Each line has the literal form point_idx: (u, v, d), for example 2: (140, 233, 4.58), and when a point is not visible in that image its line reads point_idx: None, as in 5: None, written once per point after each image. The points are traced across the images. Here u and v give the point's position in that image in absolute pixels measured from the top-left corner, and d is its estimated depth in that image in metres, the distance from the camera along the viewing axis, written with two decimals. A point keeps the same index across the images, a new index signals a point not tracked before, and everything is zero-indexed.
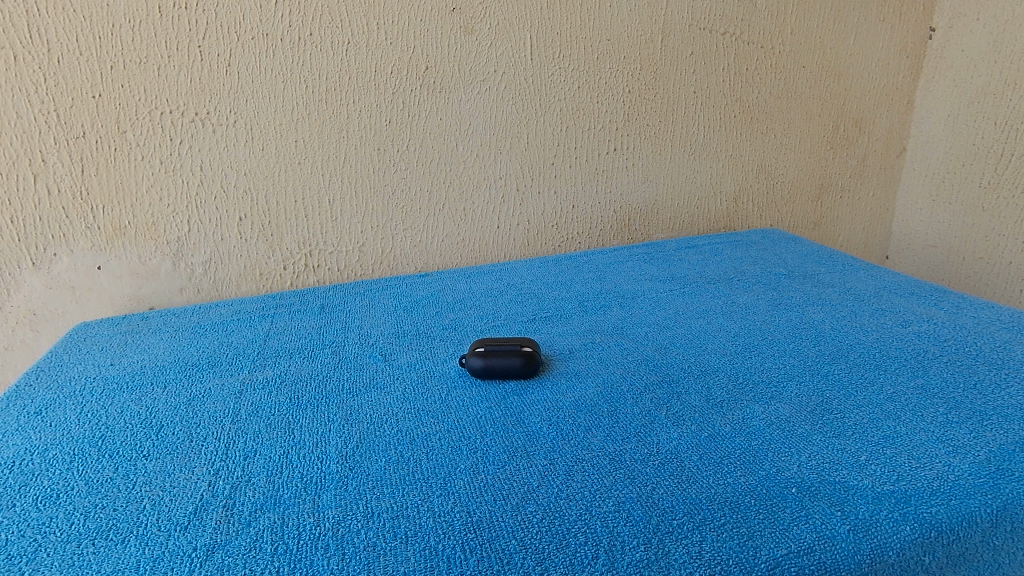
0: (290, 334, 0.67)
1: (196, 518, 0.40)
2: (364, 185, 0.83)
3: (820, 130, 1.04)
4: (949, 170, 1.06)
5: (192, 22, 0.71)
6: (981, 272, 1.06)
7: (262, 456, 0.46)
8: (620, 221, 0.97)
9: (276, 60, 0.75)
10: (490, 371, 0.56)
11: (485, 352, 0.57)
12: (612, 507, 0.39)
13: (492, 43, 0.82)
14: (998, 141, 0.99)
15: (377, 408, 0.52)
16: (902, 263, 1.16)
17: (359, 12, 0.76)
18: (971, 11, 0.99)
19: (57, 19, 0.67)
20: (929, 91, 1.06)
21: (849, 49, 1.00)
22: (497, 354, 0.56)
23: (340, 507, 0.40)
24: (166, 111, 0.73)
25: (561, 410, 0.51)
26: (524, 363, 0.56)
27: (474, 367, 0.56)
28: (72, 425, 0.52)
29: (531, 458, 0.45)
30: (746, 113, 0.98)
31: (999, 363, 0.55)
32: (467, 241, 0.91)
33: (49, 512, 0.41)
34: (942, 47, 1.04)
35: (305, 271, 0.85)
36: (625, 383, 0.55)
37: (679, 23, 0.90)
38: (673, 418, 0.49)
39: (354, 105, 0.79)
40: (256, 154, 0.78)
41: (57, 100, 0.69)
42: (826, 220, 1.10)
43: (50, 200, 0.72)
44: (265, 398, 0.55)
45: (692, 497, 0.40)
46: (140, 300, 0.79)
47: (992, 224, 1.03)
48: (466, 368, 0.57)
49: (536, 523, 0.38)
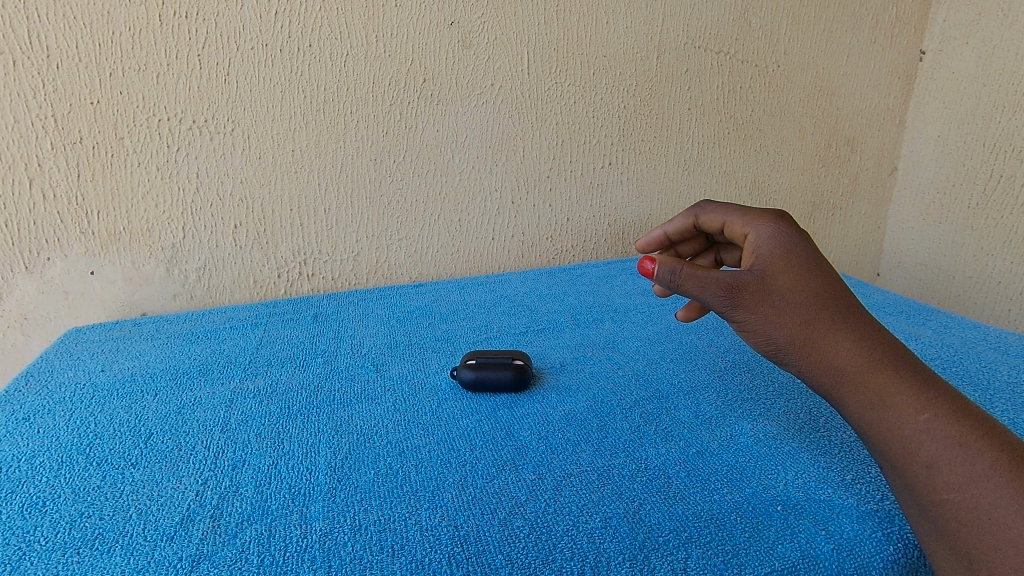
0: (283, 343, 0.68)
1: (183, 528, 0.40)
2: (360, 195, 0.84)
3: (813, 147, 1.05)
4: (940, 190, 1.07)
5: (192, 31, 0.71)
6: (970, 290, 1.07)
7: (250, 467, 0.46)
8: (614, 234, 0.98)
9: (275, 70, 0.76)
10: (480, 383, 0.56)
11: (476, 364, 0.57)
12: (599, 523, 0.40)
13: (490, 57, 0.83)
14: (987, 162, 1.00)
15: (368, 419, 0.52)
16: (893, 280, 1.18)
17: (359, 24, 0.77)
18: (960, 35, 1.01)
19: (57, 26, 0.67)
20: (920, 112, 1.08)
21: (841, 69, 1.02)
22: (488, 367, 0.56)
23: (327, 519, 0.40)
24: (164, 118, 0.73)
25: (551, 424, 0.51)
26: (516, 374, 0.56)
27: (464, 377, 0.56)
28: (60, 433, 0.51)
29: (520, 472, 0.45)
30: (740, 130, 0.99)
31: (984, 384, 0.56)
32: (462, 252, 0.91)
33: (35, 520, 0.41)
34: (933, 69, 1.05)
35: (299, 279, 0.85)
36: (615, 397, 0.55)
37: (675, 41, 0.91)
38: (662, 434, 0.49)
39: (351, 116, 0.80)
40: (253, 163, 0.78)
41: (55, 106, 0.69)
42: (818, 237, 1.11)
43: (45, 205, 0.72)
44: (255, 407, 0.55)
45: (679, 513, 0.40)
46: (133, 305, 0.79)
47: (981, 243, 1.04)
48: (454, 377, 0.58)
49: (522, 538, 0.38)
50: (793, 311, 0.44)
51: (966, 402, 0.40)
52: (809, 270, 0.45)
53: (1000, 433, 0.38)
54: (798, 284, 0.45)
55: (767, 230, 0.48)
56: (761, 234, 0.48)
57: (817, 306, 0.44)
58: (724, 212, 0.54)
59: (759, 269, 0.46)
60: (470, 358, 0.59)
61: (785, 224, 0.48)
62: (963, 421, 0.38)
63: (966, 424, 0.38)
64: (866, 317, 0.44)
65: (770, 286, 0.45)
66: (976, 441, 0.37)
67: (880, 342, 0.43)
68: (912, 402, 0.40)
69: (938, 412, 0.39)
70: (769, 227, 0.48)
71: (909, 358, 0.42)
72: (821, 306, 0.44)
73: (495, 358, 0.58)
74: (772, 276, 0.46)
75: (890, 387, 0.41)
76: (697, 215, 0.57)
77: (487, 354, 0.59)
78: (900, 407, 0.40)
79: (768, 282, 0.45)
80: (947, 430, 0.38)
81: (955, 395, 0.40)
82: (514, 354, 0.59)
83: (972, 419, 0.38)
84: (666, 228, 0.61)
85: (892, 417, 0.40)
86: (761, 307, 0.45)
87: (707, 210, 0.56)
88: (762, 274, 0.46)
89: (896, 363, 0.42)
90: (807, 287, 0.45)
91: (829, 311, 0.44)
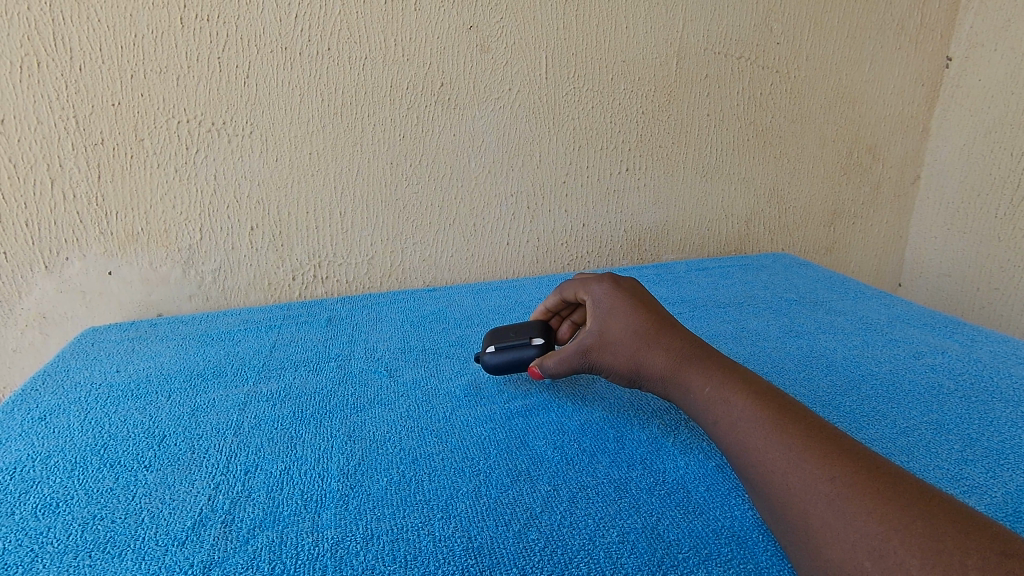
0: (296, 346, 0.67)
1: (194, 534, 0.39)
2: (375, 198, 0.83)
3: (834, 156, 1.03)
4: (965, 199, 1.04)
5: (213, 34, 0.72)
6: (996, 303, 1.04)
7: (262, 472, 0.46)
8: (630, 241, 0.97)
9: (294, 73, 0.76)
10: (504, 367, 0.57)
11: (499, 351, 0.57)
12: (616, 538, 0.39)
13: (508, 62, 0.83)
14: (1015, 171, 0.98)
15: (380, 425, 0.52)
16: (915, 291, 1.15)
17: (377, 28, 0.77)
18: (988, 42, 0.98)
19: (81, 29, 0.68)
20: (945, 120, 1.05)
21: (864, 76, 1.00)
22: (512, 352, 0.56)
23: (339, 527, 0.40)
24: (183, 120, 0.74)
25: (566, 434, 0.50)
26: (540, 355, 0.56)
27: (488, 365, 0.57)
28: (75, 433, 0.51)
29: (535, 483, 0.44)
30: (760, 137, 0.98)
31: (1015, 401, 0.54)
32: (477, 256, 0.91)
33: (48, 521, 0.41)
34: (959, 77, 1.03)
35: (313, 282, 0.85)
36: (632, 407, 0.54)
37: (694, 47, 0.90)
38: (680, 446, 0.48)
39: (368, 119, 0.80)
40: (270, 165, 0.78)
41: (77, 107, 0.70)
42: (838, 246, 1.09)
43: (66, 205, 0.73)
44: (269, 411, 0.54)
45: (699, 530, 0.39)
46: (149, 305, 0.80)
47: (1008, 254, 1.01)
48: (477, 361, 0.58)
49: (537, 551, 0.37)
50: (624, 346, 0.51)
51: (769, 385, 0.45)
52: (629, 307, 0.52)
53: (791, 404, 0.43)
54: (626, 323, 0.51)
55: (598, 288, 0.55)
56: (594, 290, 0.55)
57: (641, 336, 0.50)
58: (572, 283, 0.58)
59: (597, 324, 0.52)
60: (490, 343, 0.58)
61: (608, 281, 0.55)
62: (754, 397, 0.43)
63: (760, 400, 0.43)
64: (687, 334, 0.51)
65: (604, 334, 0.52)
66: (764, 410, 0.42)
67: (695, 348, 0.49)
68: (716, 396, 0.45)
69: (735, 396, 0.44)
70: (598, 284, 0.55)
71: (723, 360, 0.48)
72: (646, 333, 0.51)
73: (514, 341, 0.57)
74: (604, 326, 0.52)
75: (699, 381, 0.47)
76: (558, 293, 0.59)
77: (506, 336, 0.57)
78: (708, 398, 0.46)
79: (603, 334, 0.52)
80: (741, 408, 0.43)
81: (760, 382, 0.45)
82: (534, 331, 0.57)
83: (765, 395, 0.43)
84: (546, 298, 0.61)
85: (707, 409, 0.45)
86: (605, 357, 0.51)
87: (563, 286, 0.59)
88: (597, 326, 0.52)
89: (708, 362, 0.48)
90: (632, 323, 0.51)
91: (653, 332, 0.51)
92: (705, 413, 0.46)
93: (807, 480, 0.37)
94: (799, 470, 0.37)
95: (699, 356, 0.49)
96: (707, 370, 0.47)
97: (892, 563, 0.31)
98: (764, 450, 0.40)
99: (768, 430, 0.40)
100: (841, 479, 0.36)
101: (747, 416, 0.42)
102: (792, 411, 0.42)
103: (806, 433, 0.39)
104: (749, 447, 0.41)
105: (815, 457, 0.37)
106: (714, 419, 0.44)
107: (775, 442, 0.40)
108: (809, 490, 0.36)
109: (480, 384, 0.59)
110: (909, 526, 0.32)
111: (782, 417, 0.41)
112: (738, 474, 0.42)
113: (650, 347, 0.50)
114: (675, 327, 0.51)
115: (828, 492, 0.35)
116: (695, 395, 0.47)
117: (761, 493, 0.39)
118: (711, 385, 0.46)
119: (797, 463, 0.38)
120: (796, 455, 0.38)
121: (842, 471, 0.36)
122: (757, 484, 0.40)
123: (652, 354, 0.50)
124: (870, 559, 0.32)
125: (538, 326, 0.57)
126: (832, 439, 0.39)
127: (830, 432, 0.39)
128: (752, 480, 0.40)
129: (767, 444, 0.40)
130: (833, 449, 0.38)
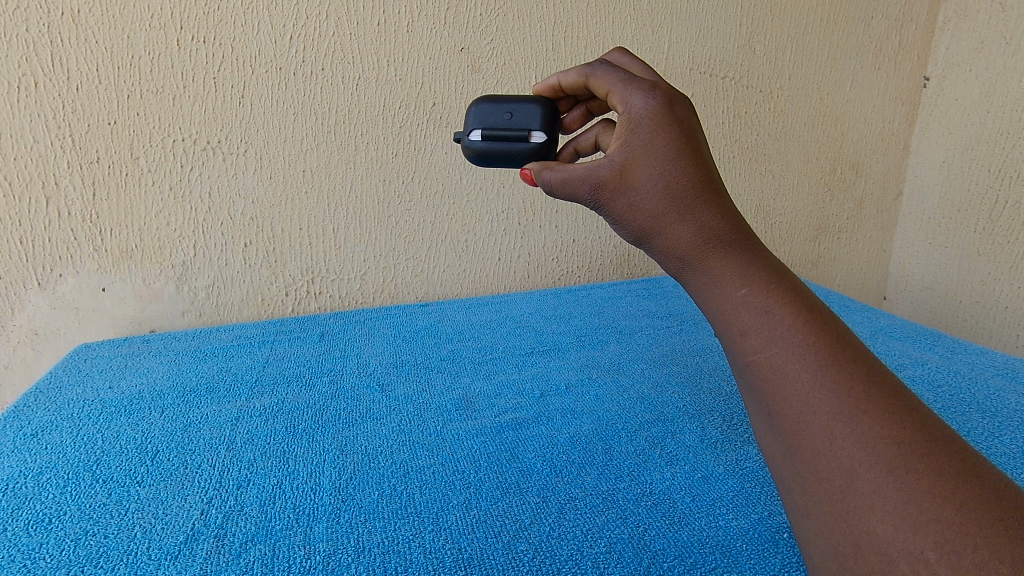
0: (290, 361, 0.68)
1: (187, 548, 0.40)
2: (368, 215, 0.85)
3: (818, 172, 1.06)
4: (945, 215, 1.07)
5: (208, 55, 0.73)
6: (977, 316, 1.06)
7: (255, 486, 0.46)
8: (619, 255, 0.99)
9: (288, 93, 0.77)
10: (490, 157, 0.53)
11: (488, 135, 0.52)
12: (603, 548, 0.39)
13: (498, 82, 0.85)
14: (992, 188, 1.01)
15: (373, 438, 0.53)
16: (899, 304, 1.17)
17: (371, 49, 0.79)
18: (963, 62, 1.01)
19: (79, 50, 0.69)
20: (925, 138, 1.08)
21: (845, 95, 1.03)
22: (500, 141, 0.52)
23: (330, 540, 0.40)
24: (179, 139, 0.75)
25: (555, 446, 0.51)
26: (528, 154, 0.51)
27: (473, 151, 0.53)
28: (68, 449, 0.52)
29: (524, 494, 0.45)
30: (745, 154, 1.00)
31: (992, 411, 0.55)
32: (469, 272, 0.92)
33: (41, 537, 0.41)
34: (937, 96, 1.06)
35: (307, 297, 0.86)
36: (620, 420, 0.55)
37: (680, 67, 0.93)
38: (667, 457, 0.49)
39: (362, 138, 0.81)
40: (264, 182, 0.79)
41: (73, 126, 0.71)
42: (824, 260, 1.12)
43: (60, 222, 0.74)
44: (261, 425, 0.55)
45: (684, 539, 0.40)
46: (142, 321, 0.80)
47: (988, 268, 1.03)
48: (461, 141, 0.53)
49: (526, 562, 0.38)
50: (650, 204, 0.39)
51: (815, 300, 0.37)
52: (674, 150, 0.39)
53: (841, 329, 0.35)
54: (660, 172, 0.38)
55: (644, 105, 0.40)
56: (635, 105, 0.41)
57: (676, 200, 0.38)
58: (610, 78, 0.43)
59: (623, 155, 0.39)
60: (479, 126, 0.52)
61: (659, 99, 0.41)
62: (803, 317, 0.34)
63: (809, 320, 0.34)
64: (729, 210, 0.39)
65: (629, 179, 0.39)
66: (816, 337, 0.34)
67: (734, 231, 0.38)
68: (753, 304, 0.36)
69: (781, 309, 0.35)
70: (644, 98, 0.41)
71: (763, 256, 0.38)
72: (682, 197, 0.38)
73: (507, 131, 0.51)
74: (630, 167, 0.39)
75: (733, 281, 0.37)
76: (587, 75, 0.45)
77: (499, 123, 0.52)
78: (742, 303, 0.36)
79: (627, 176, 0.39)
80: (789, 325, 0.34)
81: (809, 296, 0.36)
82: (534, 122, 0.51)
83: (817, 317, 0.35)
84: (561, 75, 0.51)
85: (735, 314, 0.36)
86: (617, 206, 0.40)
87: (598, 71, 0.44)
88: (621, 165, 0.39)
89: (745, 257, 0.38)
90: (670, 177, 0.38)
91: (691, 201, 0.38)
92: (727, 317, 0.37)
93: (864, 434, 0.30)
94: (856, 422, 0.31)
95: (736, 243, 0.38)
96: (746, 269, 0.37)
97: (969, 566, 0.26)
98: (810, 385, 0.32)
99: (823, 364, 0.33)
100: (906, 443, 0.30)
101: (796, 338, 0.34)
102: (850, 347, 0.34)
103: (867, 379, 0.32)
104: (790, 374, 0.33)
105: (876, 411, 0.31)
106: (742, 329, 0.36)
107: (830, 380, 0.32)
108: (863, 448, 0.30)
109: (471, 398, 0.60)
110: (995, 525, 0.26)
111: (838, 352, 0.33)
112: (760, 389, 0.35)
113: (681, 218, 0.38)
114: (718, 196, 0.39)
115: (889, 453, 0.30)
116: (720, 296, 0.37)
117: (785, 428, 0.33)
118: (751, 290, 0.36)
119: (856, 414, 0.31)
120: (855, 403, 0.31)
121: (909, 435, 0.30)
122: (785, 417, 0.33)
123: (681, 226, 0.38)
124: (936, 552, 0.27)
125: (539, 116, 0.51)
126: (896, 391, 0.32)
127: (892, 381, 0.32)
128: (782, 413, 0.33)
129: (815, 380, 0.32)
130: (899, 406, 0.31)
